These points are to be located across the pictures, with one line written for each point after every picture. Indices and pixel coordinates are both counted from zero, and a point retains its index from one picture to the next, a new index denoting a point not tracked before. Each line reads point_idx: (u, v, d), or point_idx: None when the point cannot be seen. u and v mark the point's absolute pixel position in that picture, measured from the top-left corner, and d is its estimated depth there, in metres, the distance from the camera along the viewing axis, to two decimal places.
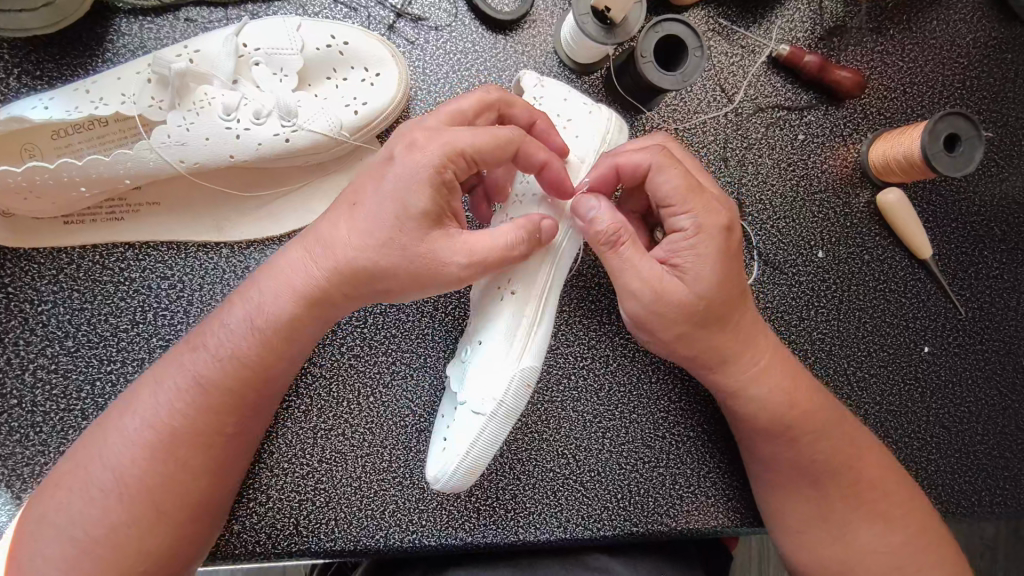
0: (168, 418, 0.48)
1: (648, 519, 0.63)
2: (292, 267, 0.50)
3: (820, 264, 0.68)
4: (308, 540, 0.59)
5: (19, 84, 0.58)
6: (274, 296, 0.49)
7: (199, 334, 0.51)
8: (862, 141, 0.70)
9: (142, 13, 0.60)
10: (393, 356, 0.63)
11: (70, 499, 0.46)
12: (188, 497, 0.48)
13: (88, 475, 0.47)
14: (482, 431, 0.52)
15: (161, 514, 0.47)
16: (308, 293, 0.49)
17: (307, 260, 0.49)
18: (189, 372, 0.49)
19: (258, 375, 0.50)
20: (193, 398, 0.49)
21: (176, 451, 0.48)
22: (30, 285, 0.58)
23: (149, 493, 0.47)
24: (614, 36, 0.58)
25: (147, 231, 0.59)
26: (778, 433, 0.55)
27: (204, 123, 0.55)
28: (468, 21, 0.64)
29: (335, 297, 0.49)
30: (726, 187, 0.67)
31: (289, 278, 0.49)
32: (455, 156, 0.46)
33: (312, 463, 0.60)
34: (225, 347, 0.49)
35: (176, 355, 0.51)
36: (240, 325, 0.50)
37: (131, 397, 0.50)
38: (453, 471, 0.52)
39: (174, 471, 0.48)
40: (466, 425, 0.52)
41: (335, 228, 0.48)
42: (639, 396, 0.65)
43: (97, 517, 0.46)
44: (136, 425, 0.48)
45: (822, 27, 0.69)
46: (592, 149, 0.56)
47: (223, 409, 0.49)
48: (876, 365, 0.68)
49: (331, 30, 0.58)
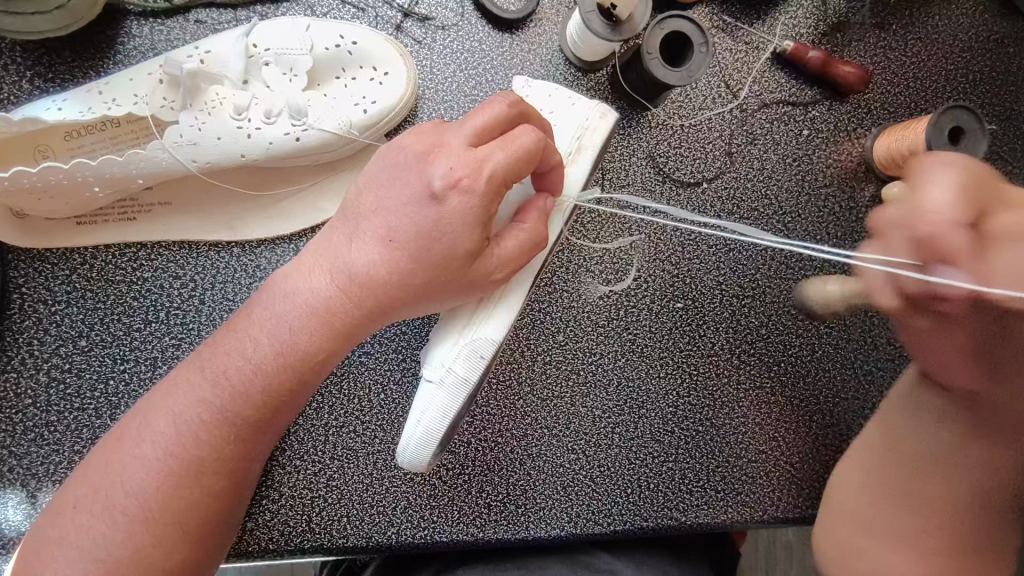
0: (190, 444, 0.48)
1: (657, 514, 0.64)
2: (315, 285, 0.50)
3: (826, 258, 0.68)
4: (320, 537, 0.60)
5: (32, 86, 0.58)
6: (293, 319, 0.49)
7: (210, 356, 0.50)
8: (867, 135, 0.70)
9: (152, 14, 0.60)
10: (404, 353, 0.63)
11: (94, 521, 0.45)
12: (208, 514, 0.48)
13: (112, 497, 0.46)
14: (428, 406, 0.53)
15: (185, 535, 0.47)
16: (329, 309, 0.49)
17: (331, 281, 0.49)
18: (201, 390, 0.49)
19: (279, 400, 0.50)
20: (216, 423, 0.48)
21: (195, 474, 0.48)
22: (44, 285, 0.59)
23: (171, 514, 0.47)
24: (621, 32, 0.58)
25: (158, 230, 0.60)
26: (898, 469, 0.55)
27: (216, 123, 0.55)
28: (475, 20, 0.65)
29: (360, 321, 0.50)
30: (732, 182, 0.68)
31: (307, 299, 0.50)
32: (499, 190, 0.48)
33: (323, 460, 0.61)
34: (246, 372, 0.49)
35: (188, 376, 0.50)
36: (264, 351, 0.49)
37: (149, 416, 0.49)
38: (410, 443, 0.53)
39: (200, 494, 0.48)
40: (421, 395, 0.54)
41: (360, 249, 0.50)
42: (648, 391, 0.65)
43: (123, 539, 0.45)
44: (158, 451, 0.47)
45: (825, 23, 0.70)
46: (569, 138, 0.58)
47: (241, 428, 0.49)
48: (884, 359, 0.69)
49: (340, 30, 0.59)
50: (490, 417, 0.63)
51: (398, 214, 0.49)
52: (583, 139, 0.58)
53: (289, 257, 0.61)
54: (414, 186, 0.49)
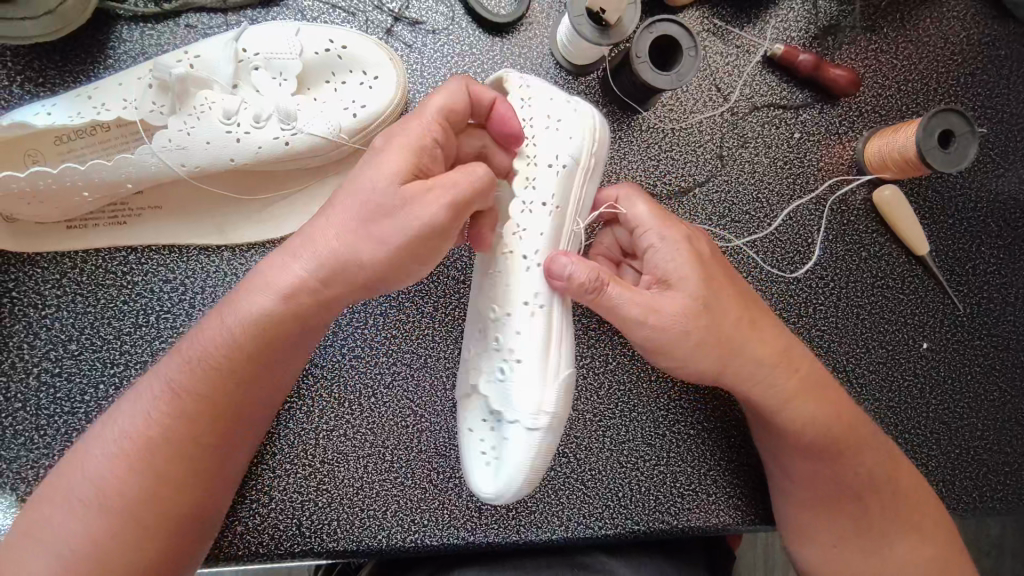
0: (144, 430, 0.47)
1: (649, 517, 0.64)
2: (277, 264, 0.48)
3: (817, 261, 0.68)
4: (311, 540, 0.60)
5: (22, 90, 0.59)
6: (262, 298, 0.48)
7: (181, 344, 0.50)
8: (858, 139, 0.70)
9: (143, 19, 0.61)
10: (394, 357, 0.63)
11: (54, 513, 0.46)
12: (165, 503, 0.47)
13: (70, 486, 0.46)
14: (546, 390, 0.50)
15: (141, 524, 0.46)
16: (290, 292, 0.48)
17: (295, 259, 0.48)
18: (163, 379, 0.49)
19: (231, 385, 0.49)
20: (171, 407, 0.48)
21: (148, 461, 0.47)
22: (34, 289, 0.59)
23: (128, 502, 0.46)
24: (610, 36, 0.58)
25: (148, 234, 0.60)
26: (793, 440, 0.57)
27: (205, 127, 0.55)
28: (465, 24, 0.65)
29: (328, 301, 0.49)
30: (723, 186, 0.68)
31: (270, 279, 0.48)
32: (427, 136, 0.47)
33: (314, 464, 0.61)
34: (205, 352, 0.49)
35: (159, 365, 0.50)
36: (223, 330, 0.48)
37: (121, 408, 0.49)
38: (511, 483, 0.51)
39: (154, 483, 0.47)
40: (518, 438, 0.51)
41: (319, 224, 0.48)
42: (639, 394, 0.65)
43: (78, 530, 0.45)
44: (117, 439, 0.47)
45: (816, 26, 0.70)
46: (574, 147, 0.54)
47: (196, 412, 0.48)
48: (875, 362, 0.69)
49: (330, 34, 0.59)
50: None
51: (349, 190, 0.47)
52: (587, 150, 0.54)
53: None
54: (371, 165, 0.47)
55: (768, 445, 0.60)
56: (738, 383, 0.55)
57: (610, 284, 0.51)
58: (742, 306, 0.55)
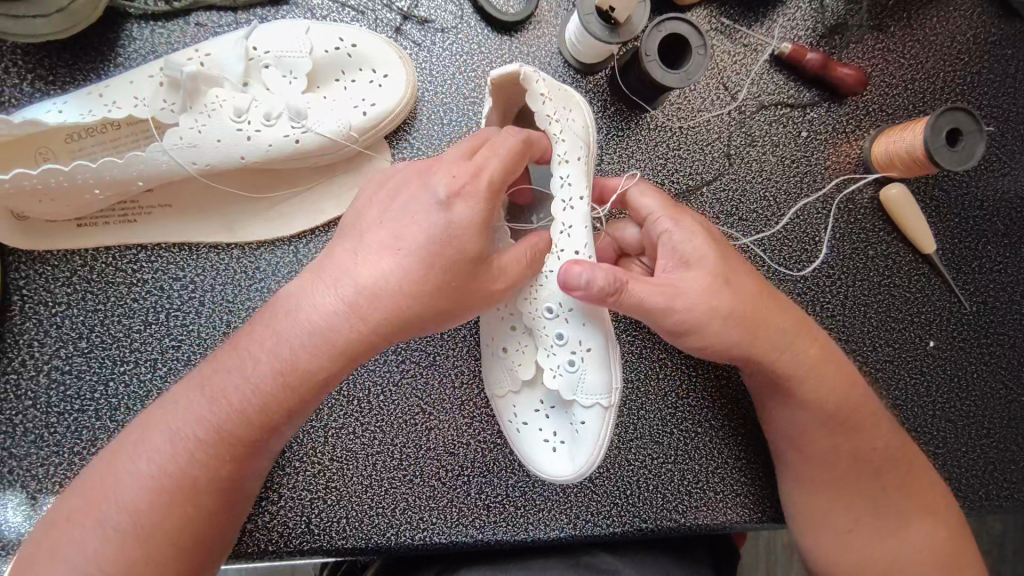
0: (179, 461, 0.46)
1: (657, 515, 0.64)
2: (320, 305, 0.47)
3: (825, 260, 0.69)
4: (320, 538, 0.60)
5: (33, 88, 0.59)
6: (299, 338, 0.47)
7: (211, 375, 0.48)
8: (865, 137, 0.70)
9: (153, 17, 0.61)
10: (403, 355, 0.63)
11: (82, 537, 0.45)
12: (201, 531, 0.46)
13: (99, 513, 0.45)
14: (609, 372, 0.53)
15: (175, 553, 0.45)
16: (337, 337, 0.47)
17: (339, 303, 0.47)
18: (198, 413, 0.47)
19: (273, 425, 0.48)
20: (205, 442, 0.47)
21: (186, 493, 0.46)
22: (45, 287, 0.59)
23: (162, 531, 0.45)
24: (619, 34, 0.58)
25: (158, 233, 0.60)
26: (815, 416, 0.57)
27: (216, 125, 0.55)
28: (474, 22, 0.65)
29: (365, 344, 0.48)
30: (730, 184, 0.68)
31: (315, 321, 0.47)
32: (498, 192, 0.48)
33: (323, 462, 0.61)
34: (243, 390, 0.47)
35: (190, 395, 0.48)
36: (264, 369, 0.47)
37: (147, 431, 0.48)
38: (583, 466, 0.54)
39: (191, 515, 0.46)
40: (591, 422, 0.53)
41: (373, 269, 0.47)
42: (647, 392, 0.65)
43: (110, 558, 0.44)
44: (150, 467, 0.46)
45: (823, 25, 0.70)
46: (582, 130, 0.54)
47: (234, 449, 0.47)
48: (882, 360, 0.69)
49: (340, 33, 0.59)
50: (488, 418, 0.63)
51: (404, 231, 0.47)
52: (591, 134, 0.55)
53: (288, 259, 0.61)
54: (432, 208, 0.47)
55: (784, 430, 0.59)
56: (773, 352, 0.55)
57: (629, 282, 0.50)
58: (756, 289, 0.55)
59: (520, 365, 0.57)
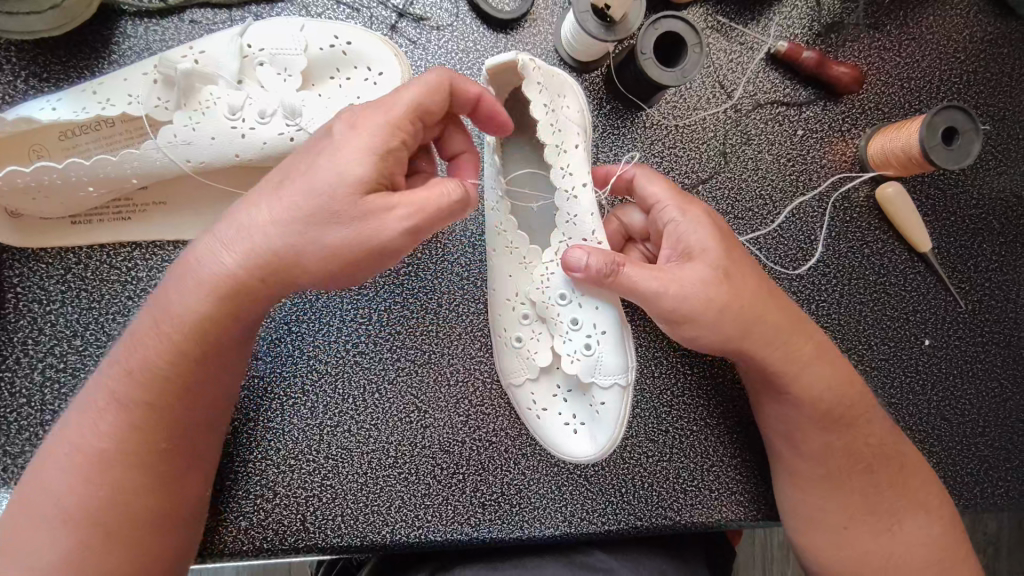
0: (97, 438, 0.47)
1: (652, 513, 0.64)
2: (211, 260, 0.47)
3: (820, 258, 0.69)
4: (315, 536, 0.60)
5: (26, 85, 0.59)
6: (191, 296, 0.47)
7: (119, 345, 0.50)
8: (861, 136, 0.70)
9: (148, 15, 0.61)
10: (398, 353, 0.63)
11: (23, 530, 0.46)
12: (129, 506, 0.47)
13: (34, 503, 0.46)
14: (625, 354, 0.55)
15: (107, 530, 0.46)
16: (226, 286, 0.47)
17: (228, 256, 0.46)
18: (109, 387, 0.48)
19: (177, 382, 0.48)
20: (110, 411, 0.48)
21: (109, 468, 0.47)
22: (38, 284, 0.59)
23: (92, 511, 0.46)
24: (615, 32, 0.58)
25: (153, 231, 0.60)
26: (807, 413, 0.57)
27: (210, 123, 0.55)
28: (470, 20, 0.65)
29: (257, 289, 0.47)
30: (726, 182, 0.68)
31: (202, 275, 0.47)
32: (403, 123, 0.46)
33: (318, 460, 0.61)
34: (141, 352, 0.48)
35: (102, 371, 0.50)
36: (156, 328, 0.48)
37: (71, 418, 0.49)
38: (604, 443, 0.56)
39: (115, 487, 0.47)
40: (611, 399, 0.56)
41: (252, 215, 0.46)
42: (642, 390, 0.65)
43: (45, 544, 0.45)
44: (69, 449, 0.47)
45: (819, 23, 0.70)
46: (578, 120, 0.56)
47: (142, 414, 0.48)
48: (878, 359, 0.69)
49: (335, 30, 0.59)
50: (484, 416, 0.63)
51: (287, 177, 0.46)
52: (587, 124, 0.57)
53: None
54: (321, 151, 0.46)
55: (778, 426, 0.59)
56: (766, 348, 0.55)
57: (625, 268, 0.52)
58: (757, 284, 0.55)
59: (536, 353, 0.58)
